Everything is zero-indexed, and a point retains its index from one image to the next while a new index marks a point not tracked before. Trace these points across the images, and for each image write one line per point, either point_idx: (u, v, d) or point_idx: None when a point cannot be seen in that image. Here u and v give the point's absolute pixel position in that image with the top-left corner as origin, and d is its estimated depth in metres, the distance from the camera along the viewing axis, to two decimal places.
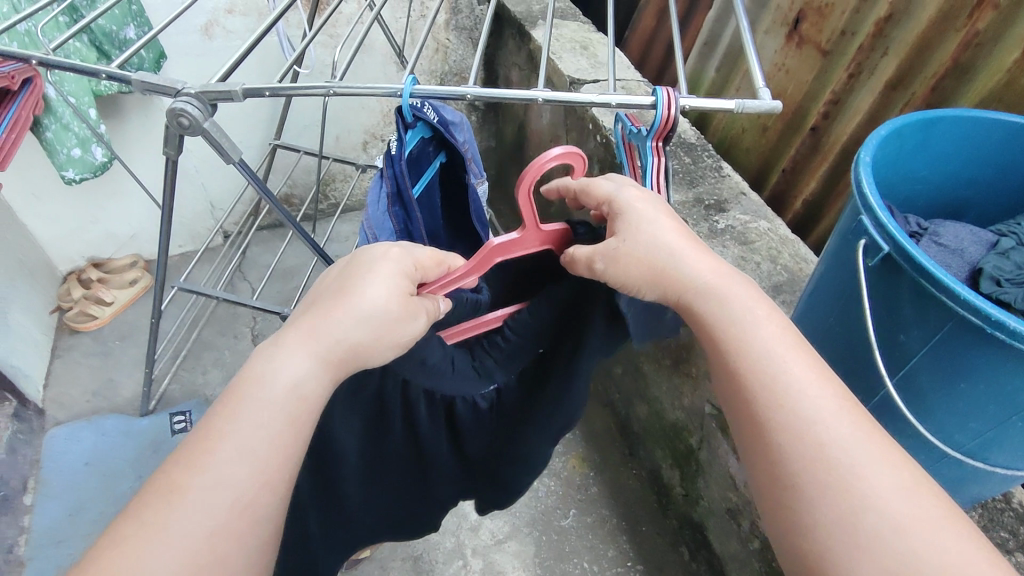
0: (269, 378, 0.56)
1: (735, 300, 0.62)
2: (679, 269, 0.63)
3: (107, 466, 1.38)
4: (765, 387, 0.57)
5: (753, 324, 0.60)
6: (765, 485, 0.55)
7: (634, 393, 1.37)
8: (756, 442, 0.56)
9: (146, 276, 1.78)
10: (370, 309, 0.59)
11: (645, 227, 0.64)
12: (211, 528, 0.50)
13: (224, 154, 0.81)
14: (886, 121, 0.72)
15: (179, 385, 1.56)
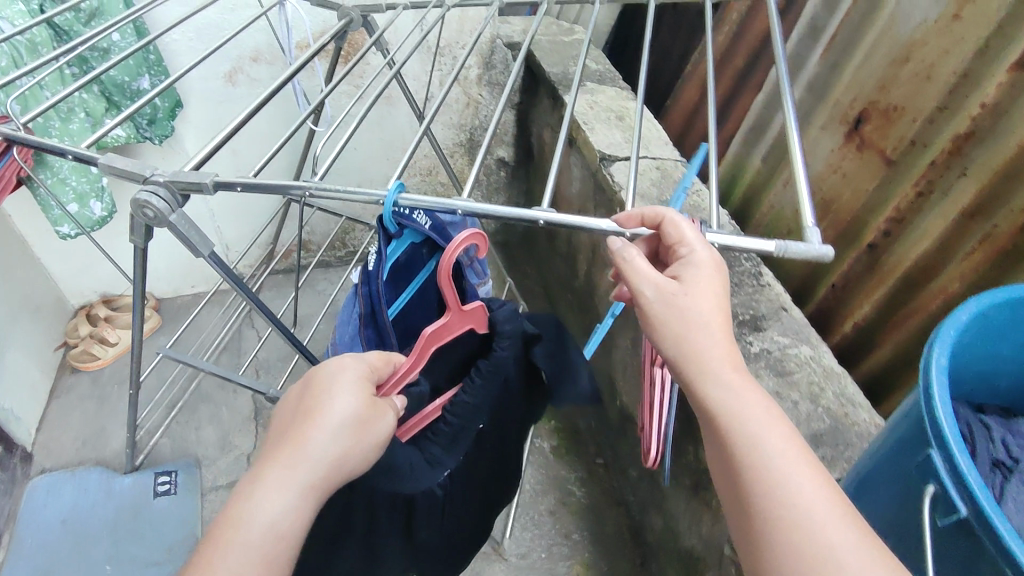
0: (252, 512, 0.49)
1: (723, 364, 0.54)
2: (681, 330, 0.55)
3: (82, 525, 1.33)
4: (752, 463, 0.49)
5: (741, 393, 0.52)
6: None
7: (649, 503, 1.23)
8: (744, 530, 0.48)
9: (155, 316, 1.74)
10: (343, 421, 0.54)
11: (706, 281, 0.56)
12: None
13: (192, 247, 0.72)
14: (972, 298, 0.54)
15: (170, 441, 1.49)
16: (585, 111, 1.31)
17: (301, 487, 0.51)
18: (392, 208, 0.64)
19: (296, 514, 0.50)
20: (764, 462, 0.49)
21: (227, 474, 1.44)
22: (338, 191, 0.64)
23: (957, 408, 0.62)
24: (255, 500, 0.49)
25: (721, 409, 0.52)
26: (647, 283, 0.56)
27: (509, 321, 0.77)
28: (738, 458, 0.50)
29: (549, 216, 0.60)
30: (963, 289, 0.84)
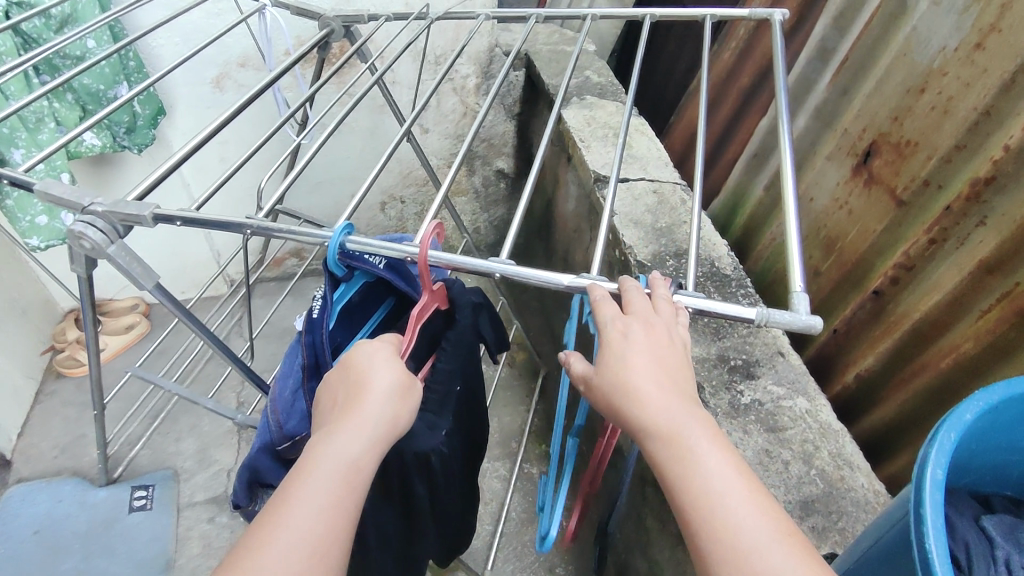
0: (331, 453, 0.51)
1: (693, 439, 0.50)
2: (630, 401, 0.52)
3: (53, 538, 1.29)
4: (719, 554, 0.45)
5: (708, 473, 0.48)
6: None
7: (635, 543, 1.16)
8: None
9: (143, 321, 1.71)
10: (392, 386, 0.56)
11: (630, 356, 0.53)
12: None
13: (134, 280, 0.68)
14: (968, 399, 0.47)
15: (150, 452, 1.46)
16: (582, 128, 1.25)
17: (366, 442, 0.52)
18: (338, 251, 0.59)
19: (366, 460, 0.52)
20: (735, 552, 0.45)
21: (206, 490, 1.40)
22: (279, 231, 0.59)
23: (954, 518, 0.55)
24: (330, 446, 0.51)
25: (689, 493, 0.48)
26: (577, 373, 0.58)
27: (464, 292, 0.73)
28: (704, 547, 0.46)
29: (513, 270, 0.57)
30: (977, 350, 0.76)
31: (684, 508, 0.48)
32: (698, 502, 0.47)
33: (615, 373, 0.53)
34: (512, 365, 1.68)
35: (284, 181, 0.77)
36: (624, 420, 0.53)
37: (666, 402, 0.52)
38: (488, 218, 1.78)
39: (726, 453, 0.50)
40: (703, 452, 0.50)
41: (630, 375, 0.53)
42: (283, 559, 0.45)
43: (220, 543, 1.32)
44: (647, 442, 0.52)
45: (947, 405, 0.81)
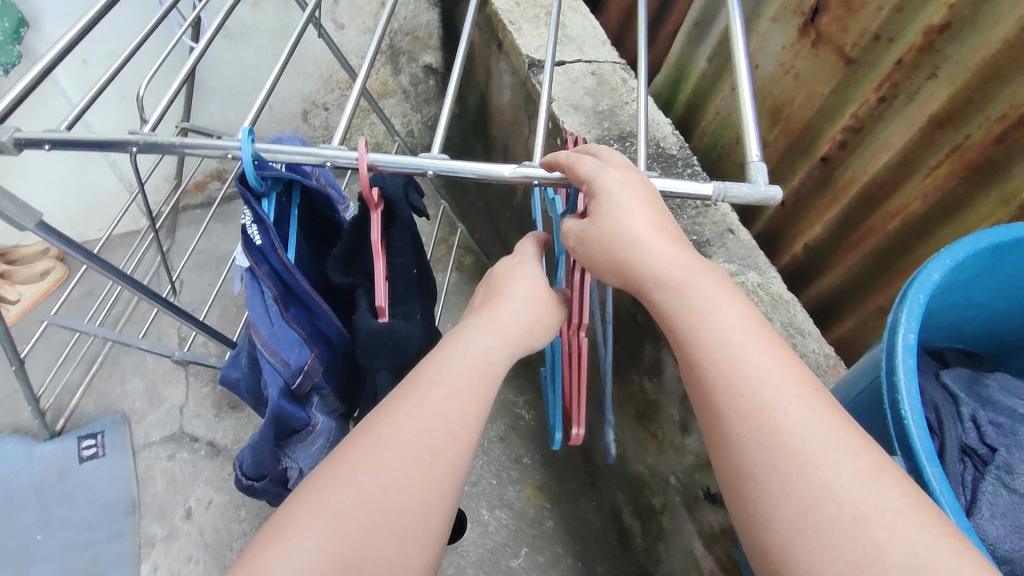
0: (474, 347, 0.56)
1: (705, 293, 0.51)
2: (637, 256, 0.53)
3: (4, 496, 1.24)
4: (735, 403, 0.46)
5: (725, 329, 0.49)
6: (722, 480, 0.47)
7: (598, 426, 1.20)
8: (711, 432, 0.48)
9: (60, 265, 1.56)
10: (528, 296, 0.62)
11: (615, 214, 0.54)
12: (387, 475, 0.48)
13: (11, 221, 0.59)
14: (937, 259, 0.48)
15: (93, 399, 1.39)
16: (511, 9, 1.14)
17: (499, 338, 0.58)
18: (254, 164, 0.52)
19: (500, 362, 0.57)
20: (751, 399, 0.46)
21: (161, 428, 1.35)
22: (172, 145, 0.51)
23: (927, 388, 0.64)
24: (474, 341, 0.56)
25: (703, 347, 0.49)
26: (567, 232, 0.58)
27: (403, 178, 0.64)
28: (719, 397, 0.47)
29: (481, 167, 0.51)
30: (926, 208, 0.77)
31: (701, 362, 0.49)
32: (712, 353, 0.48)
33: (616, 232, 0.54)
34: (462, 271, 1.63)
35: (172, 87, 0.67)
36: (632, 272, 0.54)
37: (685, 267, 0.53)
38: (421, 119, 1.65)
39: (739, 306, 0.51)
40: (718, 309, 0.50)
41: (646, 237, 0.54)
42: (408, 428, 0.50)
43: (184, 478, 1.29)
44: (657, 299, 0.53)
45: (896, 264, 0.82)
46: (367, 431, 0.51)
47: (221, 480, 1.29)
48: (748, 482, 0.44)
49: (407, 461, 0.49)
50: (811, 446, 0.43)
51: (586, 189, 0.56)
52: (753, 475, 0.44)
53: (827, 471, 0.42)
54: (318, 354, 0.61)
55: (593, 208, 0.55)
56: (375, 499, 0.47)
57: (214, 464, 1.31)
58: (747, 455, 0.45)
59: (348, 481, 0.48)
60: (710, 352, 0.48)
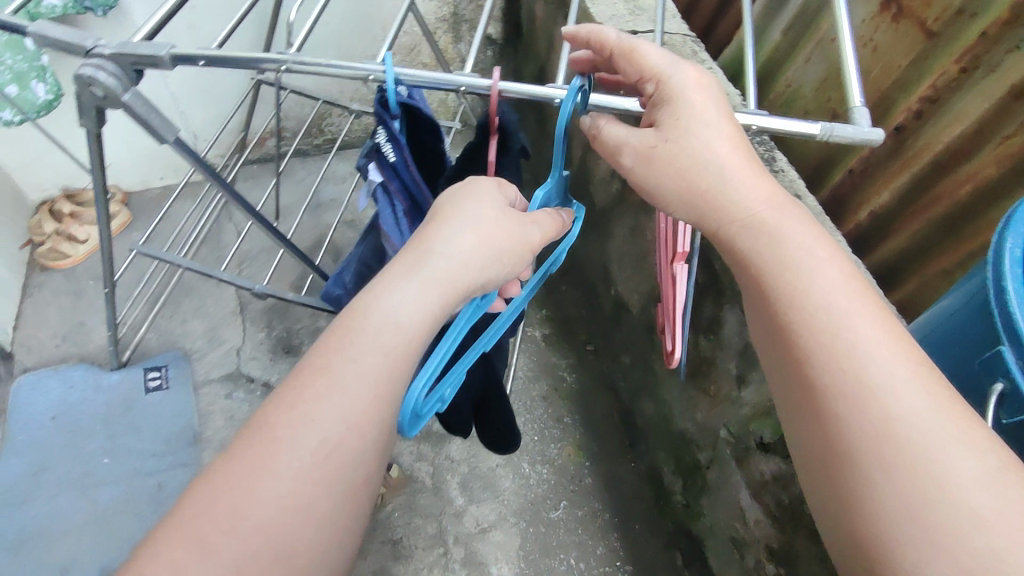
0: (386, 318, 0.55)
1: (812, 273, 0.53)
2: (734, 201, 0.57)
3: (75, 420, 1.31)
4: (841, 382, 0.48)
5: (826, 300, 0.52)
6: (817, 456, 0.50)
7: (642, 388, 1.24)
8: (809, 408, 0.50)
9: (125, 210, 1.63)
10: (475, 220, 0.59)
11: (692, 129, 0.58)
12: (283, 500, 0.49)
13: (154, 133, 0.64)
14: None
15: (156, 336, 1.45)
16: None
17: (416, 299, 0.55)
18: (395, 86, 0.57)
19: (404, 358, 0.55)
20: (860, 380, 0.48)
21: (220, 367, 1.42)
22: (321, 65, 0.56)
23: None
24: (389, 311, 0.55)
25: (798, 318, 0.52)
26: (628, 147, 0.61)
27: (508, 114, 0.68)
28: (815, 370, 0.50)
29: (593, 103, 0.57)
30: (997, 177, 0.80)
31: (798, 334, 0.52)
32: (819, 329, 0.51)
33: (693, 153, 0.57)
34: None
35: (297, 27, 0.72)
36: (726, 220, 0.58)
37: (784, 239, 0.56)
38: None
39: (848, 285, 0.53)
40: (815, 281, 0.53)
41: (746, 206, 0.57)
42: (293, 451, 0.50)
43: (242, 415, 1.36)
44: (763, 272, 0.56)
45: (961, 232, 0.86)
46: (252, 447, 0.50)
47: None
48: (844, 457, 0.47)
49: (303, 465, 0.50)
50: (911, 428, 0.45)
51: (653, 86, 0.61)
52: (848, 450, 0.47)
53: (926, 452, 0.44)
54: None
55: (664, 120, 0.59)
56: (273, 506, 0.49)
57: None
58: (842, 430, 0.47)
59: (236, 492, 0.49)
60: (814, 328, 0.51)
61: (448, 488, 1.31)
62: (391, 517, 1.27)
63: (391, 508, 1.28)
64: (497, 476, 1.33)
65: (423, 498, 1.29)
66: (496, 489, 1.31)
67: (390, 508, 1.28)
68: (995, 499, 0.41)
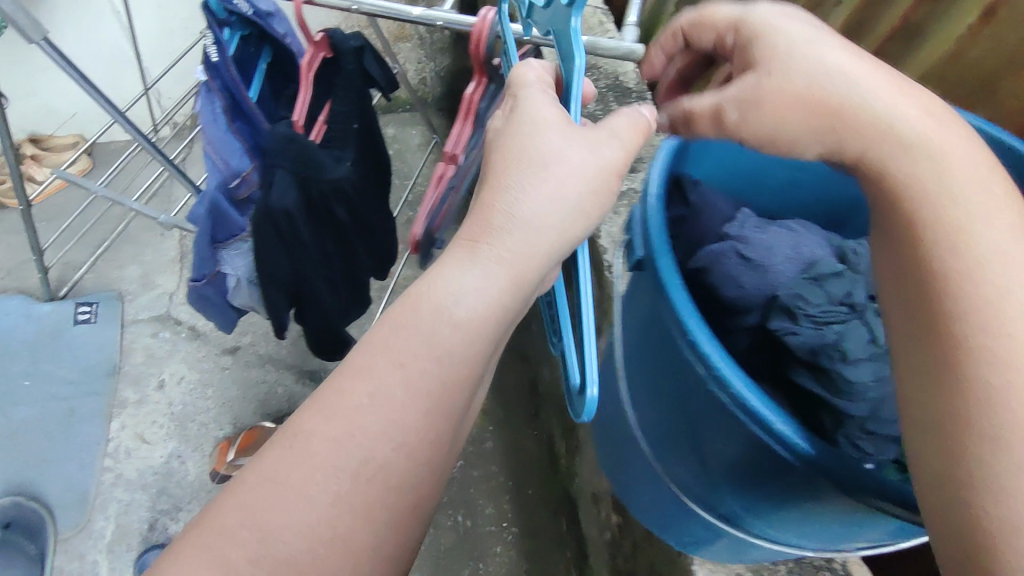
0: (442, 311, 0.45)
1: (979, 216, 0.45)
2: (868, 109, 0.49)
3: (6, 343, 1.38)
4: (1022, 337, 0.41)
5: (976, 213, 0.46)
6: (928, 416, 0.42)
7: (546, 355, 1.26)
8: (944, 362, 0.42)
9: (86, 158, 1.70)
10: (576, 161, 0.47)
11: (792, 46, 0.51)
12: (333, 492, 0.42)
13: (22, 31, 0.71)
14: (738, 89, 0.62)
15: (96, 276, 1.51)
16: None
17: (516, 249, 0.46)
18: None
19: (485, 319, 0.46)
20: None
21: (149, 309, 1.46)
22: None
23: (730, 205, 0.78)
24: (439, 294, 0.46)
25: (943, 232, 0.46)
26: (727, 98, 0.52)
27: (348, 40, 0.72)
28: (955, 289, 0.44)
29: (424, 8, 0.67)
30: None
31: (935, 286, 0.45)
32: (981, 281, 0.43)
33: (781, 80, 0.50)
34: None
35: None
36: (853, 131, 0.49)
37: (956, 150, 0.48)
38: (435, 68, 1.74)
39: (1022, 234, 0.45)
40: (975, 196, 0.46)
41: (899, 114, 0.49)
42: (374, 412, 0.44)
43: (163, 354, 1.40)
44: (909, 208, 0.48)
45: None
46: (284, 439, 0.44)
47: (195, 359, 1.39)
48: (977, 431, 0.39)
49: (316, 461, 0.42)
50: None
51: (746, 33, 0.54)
52: (954, 369, 0.42)
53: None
54: (258, 166, 0.70)
55: (758, 53, 0.52)
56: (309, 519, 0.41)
57: (192, 346, 1.41)
58: (965, 354, 0.41)
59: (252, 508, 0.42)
60: (967, 268, 0.44)
61: None
62: None
63: None
64: None
65: None
66: None
67: None
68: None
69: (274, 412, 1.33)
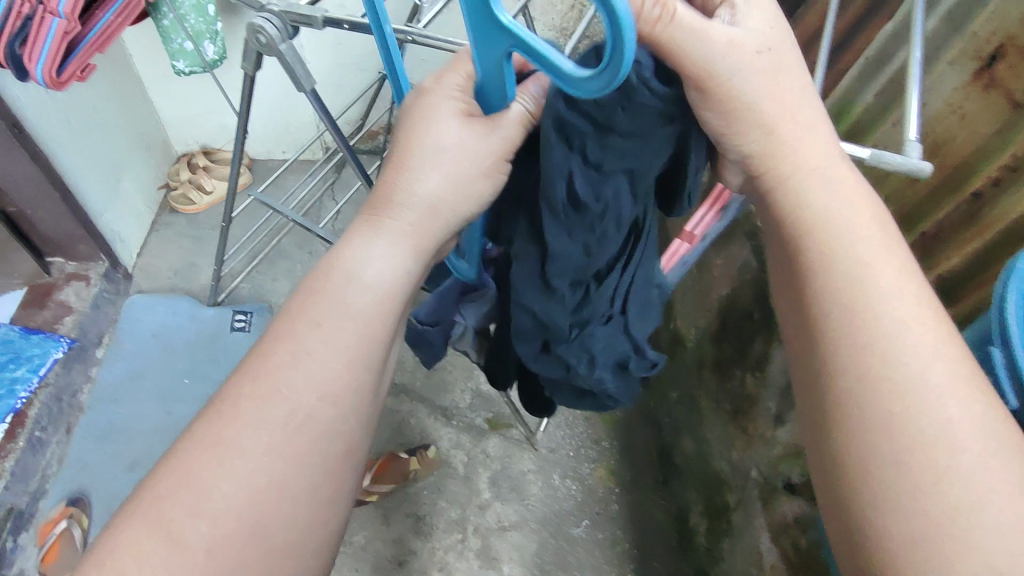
0: (353, 279, 0.52)
1: (870, 294, 0.48)
2: (844, 232, 0.51)
3: (170, 341, 1.49)
4: (877, 403, 0.45)
5: (873, 267, 0.49)
6: (822, 472, 0.49)
7: (685, 426, 1.26)
8: (823, 414, 0.49)
9: (248, 174, 1.82)
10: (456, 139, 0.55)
11: (807, 170, 0.53)
12: (259, 483, 0.47)
13: (296, 80, 0.74)
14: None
15: (250, 287, 1.61)
16: None
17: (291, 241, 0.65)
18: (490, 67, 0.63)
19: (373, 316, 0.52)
20: (899, 403, 0.45)
21: None
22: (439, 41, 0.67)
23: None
24: (344, 284, 0.52)
25: (841, 266, 0.50)
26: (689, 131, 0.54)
27: None
28: (850, 336, 0.48)
29: None
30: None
31: (823, 339, 0.49)
32: (885, 358, 0.46)
33: (809, 196, 0.52)
34: None
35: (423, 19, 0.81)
36: (817, 258, 0.51)
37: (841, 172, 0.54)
38: None
39: (902, 292, 0.49)
40: (850, 214, 0.51)
41: (855, 232, 0.51)
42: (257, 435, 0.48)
43: None
44: (822, 285, 0.50)
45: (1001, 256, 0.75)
46: (197, 444, 0.48)
47: None
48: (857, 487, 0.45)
49: (236, 482, 0.46)
50: (957, 463, 0.43)
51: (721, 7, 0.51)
52: (858, 454, 0.45)
53: (951, 422, 0.44)
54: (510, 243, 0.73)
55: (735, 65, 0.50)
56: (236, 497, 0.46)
57: None
58: (841, 384, 0.47)
59: (175, 515, 0.45)
60: (845, 323, 0.48)
61: (478, 480, 1.34)
62: (419, 493, 1.32)
63: (420, 487, 1.33)
64: (527, 481, 1.35)
65: (452, 483, 1.33)
66: (524, 494, 1.33)
67: (419, 486, 1.32)
68: (994, 489, 0.42)
69: (409, 443, 1.37)
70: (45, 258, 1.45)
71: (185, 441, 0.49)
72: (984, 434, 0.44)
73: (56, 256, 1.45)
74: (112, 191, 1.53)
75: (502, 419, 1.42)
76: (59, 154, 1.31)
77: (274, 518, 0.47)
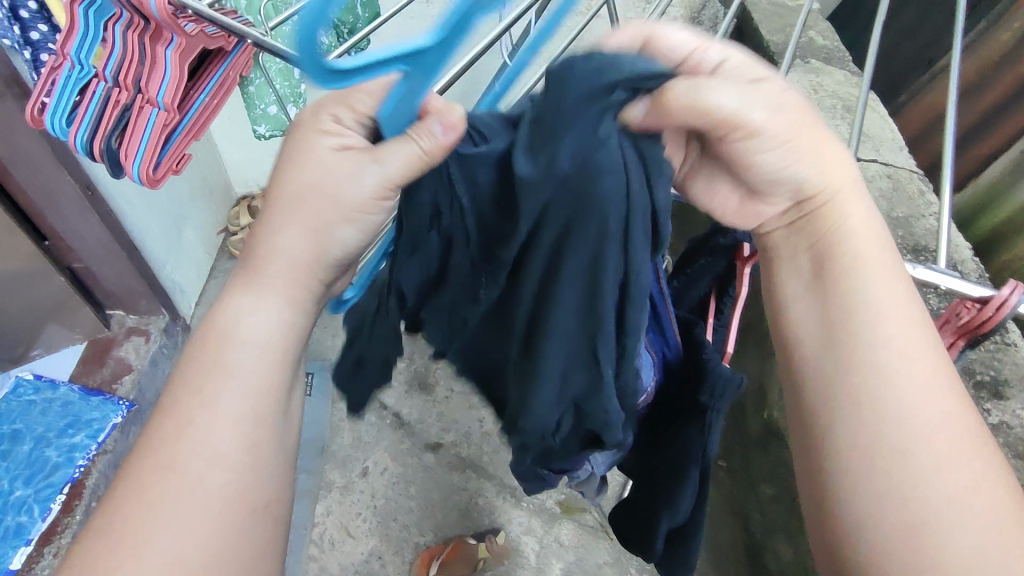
0: (226, 336, 0.53)
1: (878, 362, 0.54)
2: (862, 297, 0.56)
3: None
4: (866, 449, 0.52)
5: (891, 340, 0.54)
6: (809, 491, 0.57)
7: (780, 528, 1.15)
8: (813, 450, 0.56)
9: None
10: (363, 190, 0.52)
11: (833, 242, 0.58)
12: (186, 533, 0.48)
13: None
14: None
15: None
16: (809, 94, 1.13)
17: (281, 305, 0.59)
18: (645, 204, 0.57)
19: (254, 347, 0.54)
20: (889, 449, 0.51)
21: None
22: None
23: None
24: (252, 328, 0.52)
25: (848, 338, 0.55)
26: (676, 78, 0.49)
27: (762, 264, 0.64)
28: (852, 407, 0.54)
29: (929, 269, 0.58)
30: None
31: (849, 401, 0.54)
32: (887, 419, 0.52)
33: (840, 275, 0.57)
34: None
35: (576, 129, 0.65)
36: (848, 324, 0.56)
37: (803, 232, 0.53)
38: None
39: (916, 359, 0.54)
40: (886, 303, 0.56)
41: (869, 294, 0.56)
42: (179, 476, 0.49)
43: (370, 438, 1.39)
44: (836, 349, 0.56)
45: None
46: (126, 498, 0.49)
47: (399, 451, 1.37)
48: (833, 502, 0.54)
49: (164, 540, 0.47)
50: (936, 486, 0.50)
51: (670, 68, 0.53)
52: (843, 482, 0.53)
53: (941, 467, 0.50)
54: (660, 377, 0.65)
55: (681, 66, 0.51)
56: (158, 553, 0.47)
57: (397, 435, 1.40)
58: (843, 431, 0.54)
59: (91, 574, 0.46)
60: (862, 390, 0.54)
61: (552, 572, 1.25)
62: None
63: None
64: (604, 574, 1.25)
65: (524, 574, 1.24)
66: None
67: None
68: (981, 519, 0.49)
69: (475, 527, 1.29)
70: (106, 311, 1.40)
71: (113, 500, 0.49)
72: (969, 466, 0.51)
73: (117, 308, 1.40)
74: (175, 241, 1.48)
75: (575, 502, 1.33)
76: (127, 208, 1.26)
77: (218, 529, 0.49)
